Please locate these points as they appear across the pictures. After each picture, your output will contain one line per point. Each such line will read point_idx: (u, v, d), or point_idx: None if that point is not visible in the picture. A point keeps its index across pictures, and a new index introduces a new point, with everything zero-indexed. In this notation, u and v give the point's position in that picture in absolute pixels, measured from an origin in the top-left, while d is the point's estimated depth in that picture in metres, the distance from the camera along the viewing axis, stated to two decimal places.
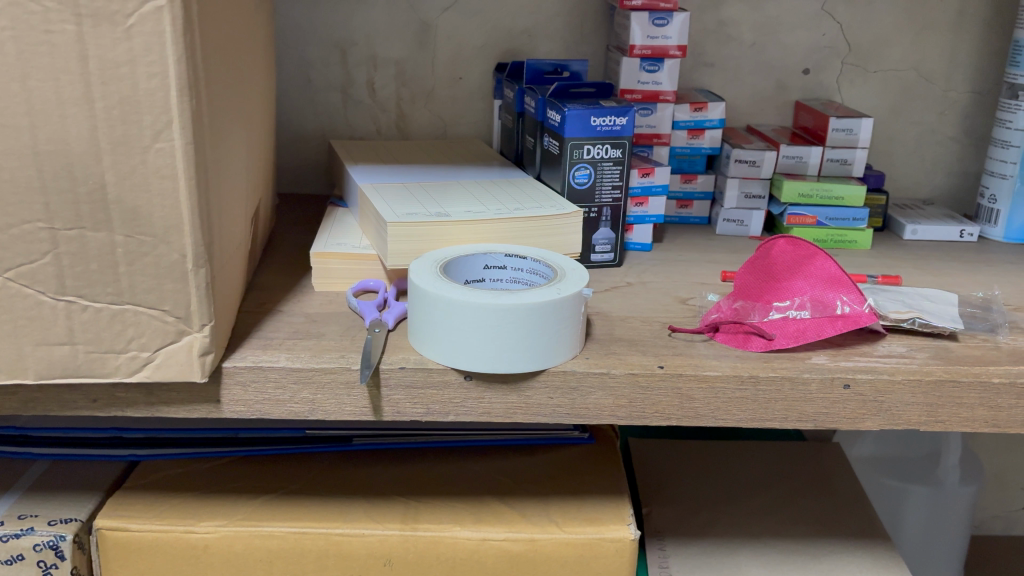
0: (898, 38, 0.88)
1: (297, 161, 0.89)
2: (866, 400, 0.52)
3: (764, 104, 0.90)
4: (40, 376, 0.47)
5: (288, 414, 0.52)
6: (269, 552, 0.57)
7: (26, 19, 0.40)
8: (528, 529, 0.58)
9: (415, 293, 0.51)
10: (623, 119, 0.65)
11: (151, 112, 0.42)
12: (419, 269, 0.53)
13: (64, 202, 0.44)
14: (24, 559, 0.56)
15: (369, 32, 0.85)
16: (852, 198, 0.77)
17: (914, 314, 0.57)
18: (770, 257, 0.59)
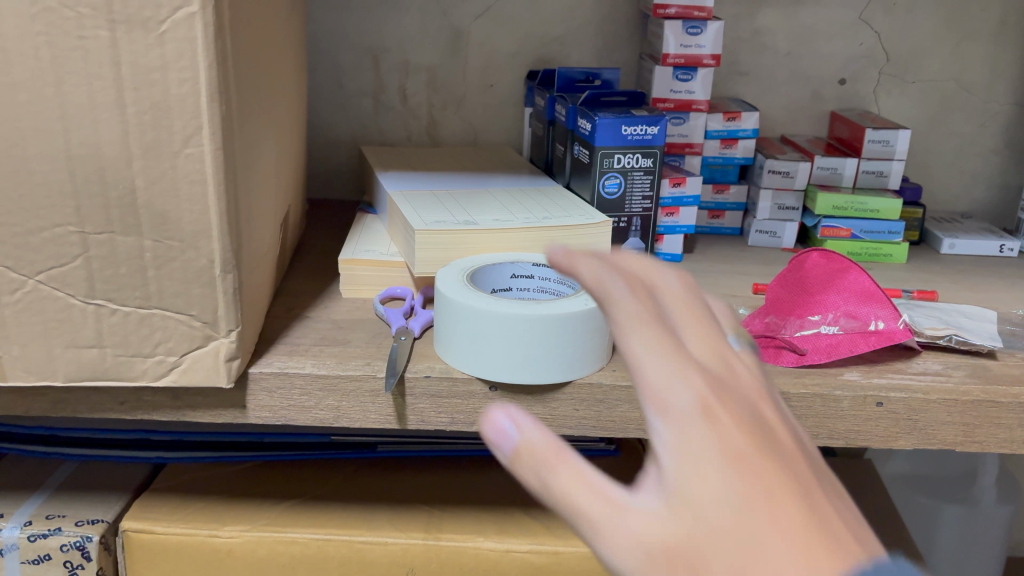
0: (938, 49, 0.86)
1: (329, 166, 0.90)
2: (900, 418, 0.51)
3: (798, 114, 0.89)
4: (68, 378, 0.47)
5: (313, 420, 0.52)
6: (292, 558, 0.57)
7: (60, 24, 0.40)
8: (552, 542, 0.58)
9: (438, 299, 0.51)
10: (655, 128, 0.64)
11: (182, 118, 0.43)
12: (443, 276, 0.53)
13: (96, 205, 0.44)
14: (51, 559, 0.56)
15: (402, 38, 0.85)
16: (888, 211, 0.75)
17: (950, 331, 0.55)
18: (803, 269, 0.59)
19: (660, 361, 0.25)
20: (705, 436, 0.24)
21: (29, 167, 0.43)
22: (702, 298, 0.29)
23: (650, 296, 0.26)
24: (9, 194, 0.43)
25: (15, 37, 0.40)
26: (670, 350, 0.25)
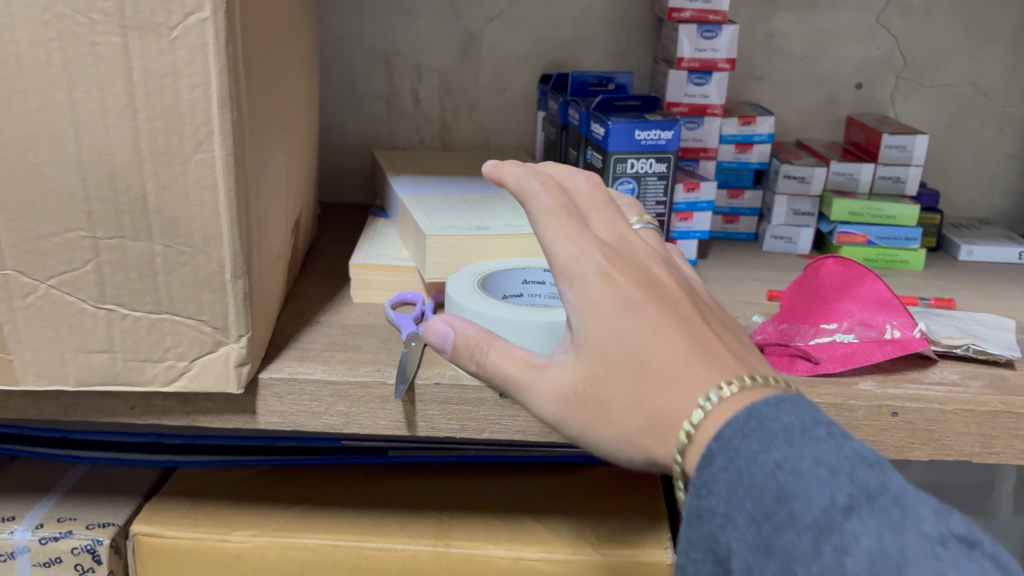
0: (956, 53, 0.85)
1: (342, 170, 0.90)
2: (915, 429, 0.50)
3: (814, 118, 0.88)
4: (79, 382, 0.48)
5: (323, 426, 0.52)
6: (301, 564, 0.57)
7: (72, 30, 0.40)
8: (562, 549, 0.57)
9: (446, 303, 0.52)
10: (669, 133, 0.64)
11: (193, 123, 0.42)
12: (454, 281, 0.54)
13: (107, 210, 0.44)
14: (62, 562, 0.56)
15: (415, 41, 0.85)
16: (905, 218, 0.74)
17: (967, 341, 0.55)
18: (818, 278, 0.58)
19: (572, 241, 0.39)
20: (603, 290, 0.37)
21: (40, 172, 0.43)
22: (604, 192, 0.44)
23: (561, 194, 0.41)
24: (21, 199, 0.43)
25: (27, 43, 0.40)
26: (579, 235, 0.39)
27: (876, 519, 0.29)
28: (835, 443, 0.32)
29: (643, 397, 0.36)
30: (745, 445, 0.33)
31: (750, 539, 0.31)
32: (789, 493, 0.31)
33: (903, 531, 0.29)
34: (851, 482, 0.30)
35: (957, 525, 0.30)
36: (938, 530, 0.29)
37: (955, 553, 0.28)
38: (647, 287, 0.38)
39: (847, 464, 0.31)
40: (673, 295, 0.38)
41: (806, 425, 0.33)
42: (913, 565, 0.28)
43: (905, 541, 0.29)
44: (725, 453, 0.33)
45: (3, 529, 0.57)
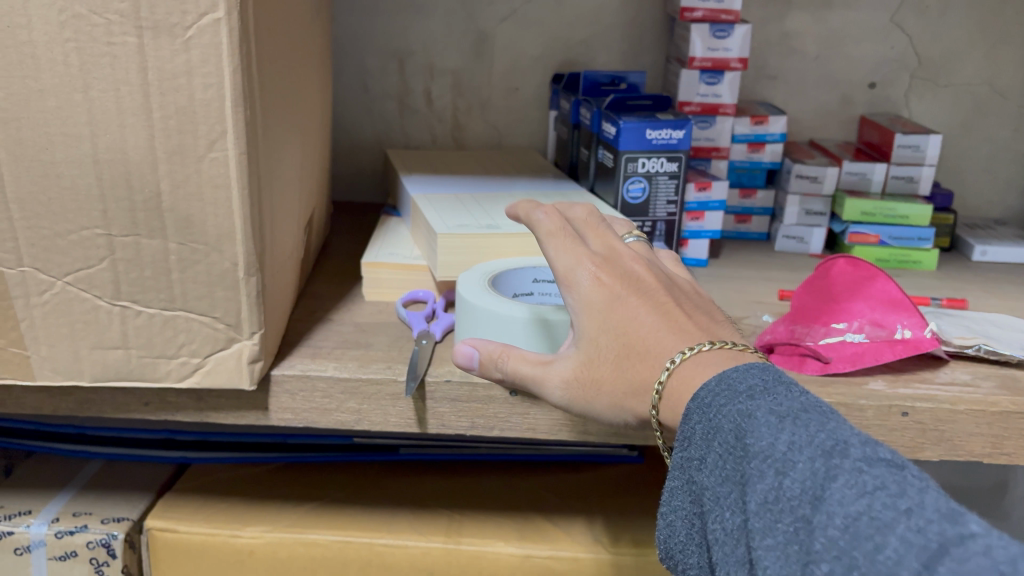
0: (971, 52, 0.85)
1: (355, 169, 0.90)
2: (926, 429, 0.50)
3: (827, 118, 0.88)
4: (95, 378, 0.48)
5: (334, 423, 0.52)
6: (313, 560, 0.58)
7: (89, 31, 0.41)
8: (571, 548, 0.58)
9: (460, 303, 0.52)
10: (680, 132, 0.64)
11: (206, 123, 0.43)
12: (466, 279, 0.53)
13: (122, 209, 0.44)
14: (77, 556, 0.57)
15: (428, 41, 0.85)
16: (918, 218, 0.74)
17: (979, 341, 0.55)
18: (829, 277, 0.58)
19: (567, 253, 0.43)
20: (594, 294, 0.42)
21: (57, 171, 0.43)
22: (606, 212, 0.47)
23: (562, 218, 0.45)
24: (38, 197, 0.44)
25: (44, 43, 0.41)
26: (573, 246, 0.43)
27: (809, 445, 0.31)
28: (794, 396, 0.35)
29: (627, 371, 0.41)
30: (711, 399, 0.36)
31: (714, 477, 0.35)
32: (741, 431, 0.34)
33: (831, 453, 0.31)
34: (797, 421, 0.33)
35: (893, 456, 0.31)
36: (868, 456, 0.31)
37: (877, 471, 0.30)
38: (630, 281, 0.42)
39: (799, 408, 0.34)
40: (655, 285, 0.42)
41: (771, 385, 0.35)
42: (832, 478, 0.30)
43: (830, 460, 0.31)
44: (694, 410, 0.37)
45: (19, 522, 0.58)
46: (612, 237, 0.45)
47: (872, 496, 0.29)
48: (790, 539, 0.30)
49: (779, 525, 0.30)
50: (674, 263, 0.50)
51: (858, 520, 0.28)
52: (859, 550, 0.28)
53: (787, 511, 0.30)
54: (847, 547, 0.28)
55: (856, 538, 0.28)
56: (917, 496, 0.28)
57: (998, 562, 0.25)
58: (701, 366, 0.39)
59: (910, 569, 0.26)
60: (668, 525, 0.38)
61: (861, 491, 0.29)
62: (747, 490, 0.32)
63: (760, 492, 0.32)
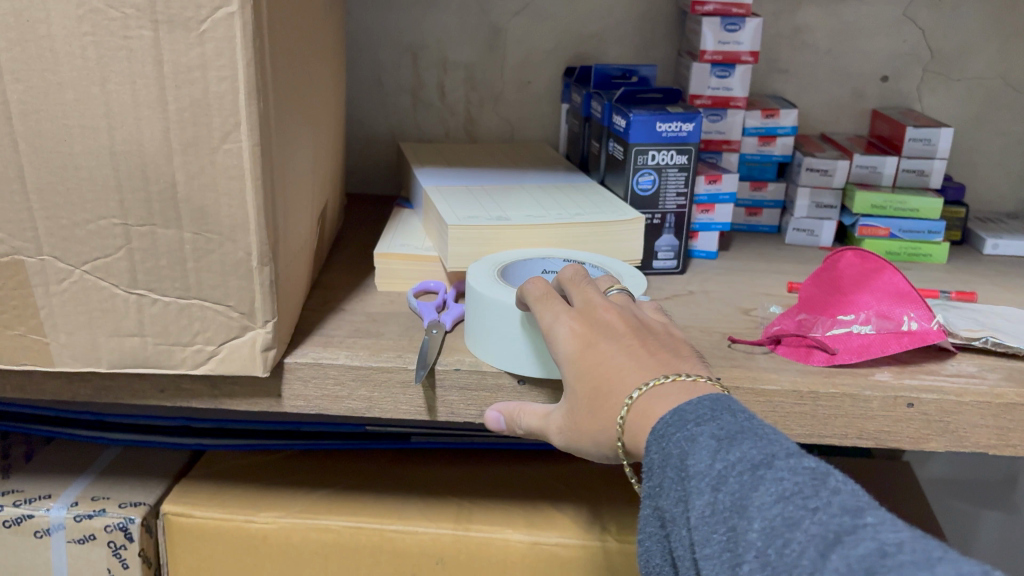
0: (984, 46, 0.85)
1: (368, 162, 0.91)
2: (931, 420, 0.50)
3: (839, 112, 0.88)
4: (112, 365, 0.49)
5: (346, 410, 0.53)
6: (325, 545, 0.59)
7: (106, 25, 0.42)
8: (579, 536, 0.58)
9: (475, 307, 0.52)
10: (690, 125, 0.64)
11: (221, 115, 0.44)
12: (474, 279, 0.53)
13: (138, 199, 0.45)
14: (95, 539, 0.58)
15: (441, 35, 0.86)
16: (928, 211, 0.74)
17: (986, 333, 0.55)
18: (838, 269, 0.58)
19: (547, 311, 0.45)
20: (569, 346, 0.43)
21: (76, 162, 0.44)
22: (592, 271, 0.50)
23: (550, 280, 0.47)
24: (57, 188, 0.45)
25: (64, 37, 0.42)
26: (553, 304, 0.45)
27: (739, 460, 0.33)
28: (736, 418, 0.36)
29: (599, 413, 0.41)
30: (665, 429, 0.37)
31: (664, 499, 0.36)
32: (684, 455, 0.35)
33: (758, 466, 0.33)
34: (733, 441, 0.35)
35: (818, 465, 0.33)
36: (792, 466, 0.33)
37: (797, 478, 0.32)
38: (602, 328, 0.43)
39: (738, 429, 0.35)
40: (625, 330, 0.43)
41: (720, 414, 0.36)
42: (756, 487, 0.32)
43: (757, 472, 0.33)
44: (652, 441, 0.38)
45: (39, 506, 0.59)
46: (591, 289, 0.46)
47: (789, 500, 0.31)
48: (724, 548, 0.32)
49: (715, 537, 0.33)
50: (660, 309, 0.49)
51: (775, 522, 0.31)
52: (774, 549, 0.30)
53: (717, 520, 0.33)
54: (765, 548, 0.31)
55: (771, 538, 0.31)
56: (827, 496, 0.31)
57: (887, 547, 0.28)
58: (658, 401, 0.39)
59: (809, 559, 0.29)
60: (643, 549, 0.39)
61: (780, 496, 0.31)
62: (689, 507, 0.34)
63: (698, 508, 0.34)
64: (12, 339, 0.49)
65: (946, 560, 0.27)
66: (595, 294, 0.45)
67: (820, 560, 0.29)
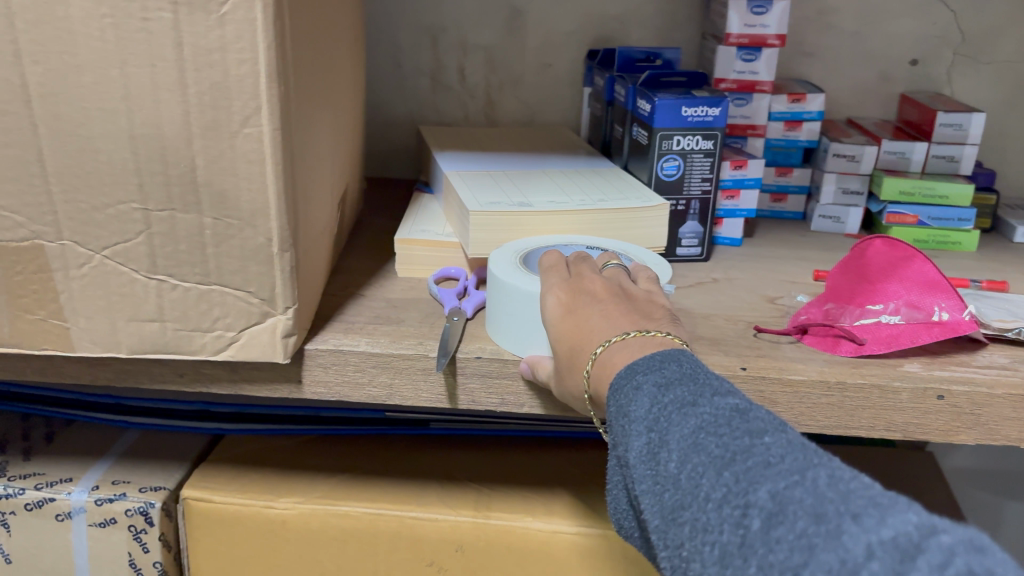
0: (1016, 29, 0.83)
1: (387, 146, 0.91)
2: (962, 412, 0.49)
3: (866, 96, 0.87)
4: (132, 350, 0.49)
5: (366, 398, 0.52)
6: (343, 531, 0.58)
7: (125, 6, 0.41)
8: (600, 525, 0.58)
9: (502, 300, 0.50)
10: (716, 109, 0.63)
11: (240, 98, 0.43)
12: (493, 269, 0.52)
13: (157, 183, 0.45)
14: (116, 523, 0.59)
15: (461, 17, 0.85)
16: (958, 198, 0.72)
17: (1020, 325, 0.54)
18: (865, 257, 0.57)
19: (545, 282, 0.46)
20: (554, 309, 0.44)
21: (94, 145, 0.44)
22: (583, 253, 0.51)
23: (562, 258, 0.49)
24: (76, 172, 0.45)
25: (82, 19, 0.41)
26: (551, 275, 0.47)
27: (670, 401, 0.34)
28: (681, 366, 0.36)
29: (575, 370, 0.42)
30: (618, 383, 0.37)
31: (615, 446, 0.37)
32: (628, 402, 0.36)
33: (683, 404, 0.33)
34: (670, 384, 0.35)
35: (743, 401, 0.33)
36: (715, 402, 0.33)
37: (717, 411, 0.33)
38: (586, 295, 0.44)
39: (678, 375, 0.36)
40: (604, 296, 0.44)
41: (667, 366, 0.36)
42: (678, 421, 0.33)
43: (683, 409, 0.33)
44: (610, 395, 0.38)
45: (61, 489, 0.59)
46: (588, 266, 0.47)
47: (704, 430, 0.32)
48: (649, 482, 0.33)
49: (642, 473, 0.33)
50: (655, 279, 0.48)
51: (688, 450, 0.32)
52: (684, 474, 0.31)
53: (642, 457, 0.33)
54: (678, 476, 0.31)
55: (683, 465, 0.31)
56: (739, 424, 0.32)
57: (771, 459, 0.29)
58: (617, 352, 0.39)
59: (707, 480, 0.30)
60: (611, 498, 0.40)
61: (697, 427, 0.32)
62: (626, 448, 0.35)
63: (632, 448, 0.34)
64: (31, 324, 0.49)
65: (821, 468, 0.29)
66: (587, 267, 0.46)
67: (716, 479, 0.30)
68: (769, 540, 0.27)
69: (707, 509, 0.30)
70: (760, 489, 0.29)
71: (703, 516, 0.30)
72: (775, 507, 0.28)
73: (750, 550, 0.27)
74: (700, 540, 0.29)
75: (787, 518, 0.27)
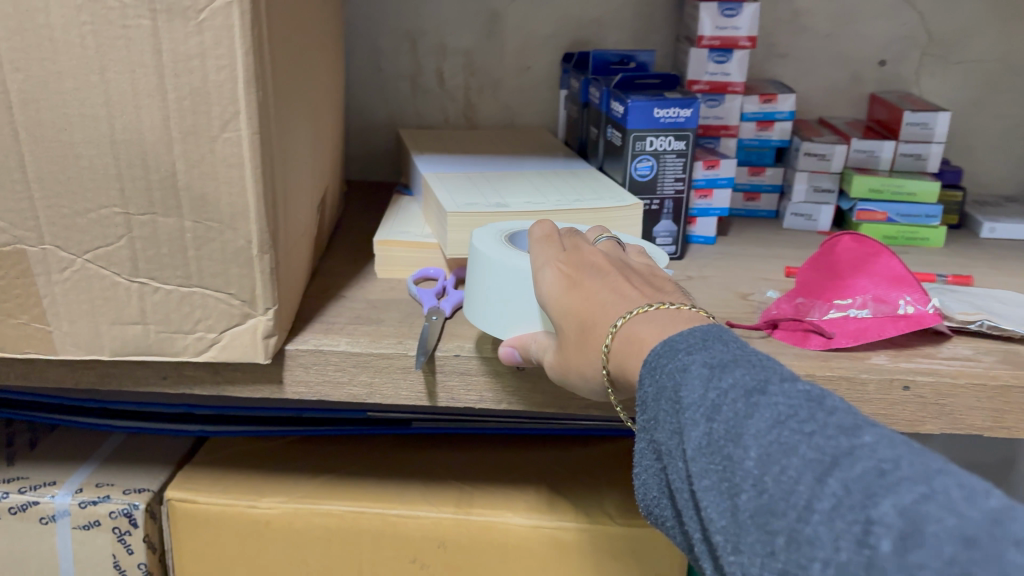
0: (983, 29, 0.84)
1: (368, 149, 0.92)
2: (927, 403, 0.51)
3: (838, 96, 0.88)
4: (114, 352, 0.50)
5: (347, 396, 0.53)
6: (328, 529, 0.59)
7: (105, 14, 0.42)
8: (579, 518, 0.59)
9: (492, 284, 0.49)
10: (687, 111, 0.64)
11: (220, 103, 0.44)
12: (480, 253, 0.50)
13: (138, 188, 0.46)
14: (100, 525, 0.59)
15: (440, 21, 0.86)
16: (926, 195, 0.74)
17: (982, 317, 0.55)
18: (834, 254, 0.58)
19: (541, 254, 0.46)
20: (554, 284, 0.44)
21: (76, 151, 0.45)
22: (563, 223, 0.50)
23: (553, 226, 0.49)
24: (58, 177, 0.45)
25: (62, 26, 0.42)
26: (548, 247, 0.46)
27: (731, 387, 0.33)
28: (727, 348, 0.36)
29: (588, 346, 0.42)
30: (657, 361, 0.37)
31: (661, 431, 0.36)
32: (677, 385, 0.35)
33: (751, 393, 0.32)
34: (726, 368, 0.34)
35: (814, 388, 0.32)
36: (787, 391, 0.32)
37: (792, 401, 0.31)
38: (589, 268, 0.44)
39: (730, 357, 0.35)
40: (610, 269, 0.44)
41: (718, 350, 0.35)
42: (751, 413, 0.32)
43: (752, 398, 0.32)
44: (646, 374, 0.37)
45: (45, 493, 0.60)
46: (581, 238, 0.47)
47: (785, 425, 0.31)
48: (722, 479, 0.31)
49: (712, 468, 0.32)
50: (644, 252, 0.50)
51: (771, 449, 0.30)
52: (771, 477, 0.30)
53: (708, 450, 0.32)
54: (762, 477, 0.30)
55: (767, 465, 0.30)
56: (824, 418, 0.30)
57: (882, 465, 0.28)
58: (641, 325, 0.40)
59: (806, 485, 0.28)
60: (640, 482, 0.40)
61: (775, 421, 0.31)
62: (685, 440, 0.34)
63: (694, 439, 0.33)
64: (15, 328, 0.49)
65: (946, 477, 0.27)
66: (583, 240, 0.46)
67: (817, 486, 0.28)
68: (905, 563, 0.25)
69: (811, 521, 0.28)
70: (882, 503, 0.26)
71: (808, 528, 0.28)
72: (906, 525, 0.26)
73: (880, 571, 0.25)
74: (807, 554, 0.27)
75: (926, 540, 0.25)
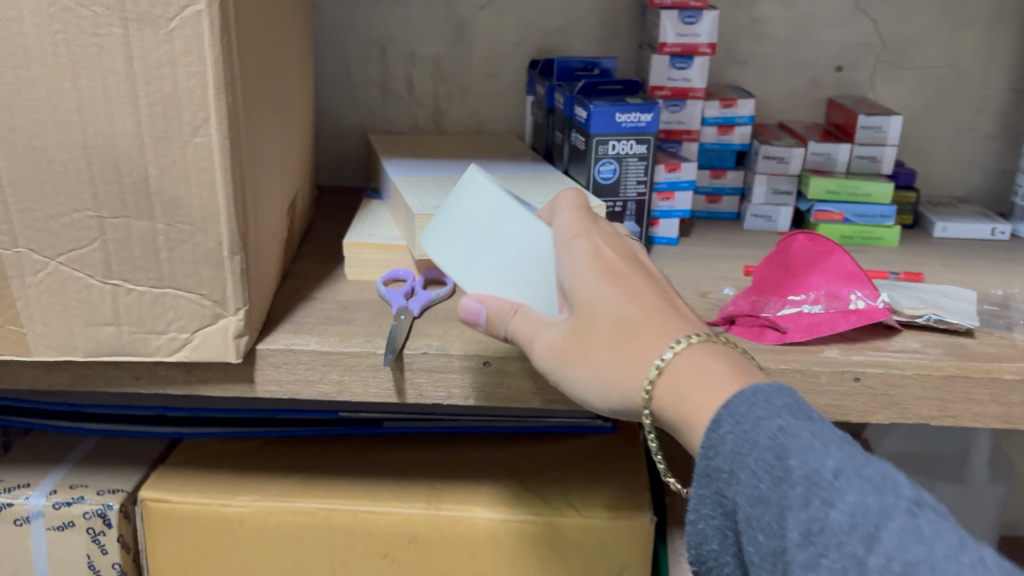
0: (934, 36, 0.87)
1: (338, 155, 0.93)
2: (876, 393, 0.53)
3: (797, 101, 0.91)
4: (88, 353, 0.51)
5: (317, 394, 0.55)
6: (300, 527, 0.61)
7: (77, 23, 0.43)
8: (546, 512, 0.61)
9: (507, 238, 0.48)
10: (648, 115, 0.66)
11: (190, 109, 0.45)
12: (500, 205, 0.49)
13: (111, 192, 0.47)
14: (74, 526, 0.60)
15: (408, 29, 0.87)
16: (880, 195, 0.77)
17: (929, 311, 0.58)
18: (789, 252, 0.60)
19: (582, 224, 0.47)
20: (596, 267, 0.44)
21: (48, 156, 0.46)
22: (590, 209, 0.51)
23: (584, 205, 0.50)
24: (31, 181, 0.46)
25: (35, 35, 0.43)
26: (585, 221, 0.48)
27: (857, 480, 0.33)
28: (830, 430, 0.36)
29: (626, 348, 0.41)
30: (743, 412, 0.37)
31: (743, 491, 0.36)
32: (782, 455, 0.35)
33: (882, 492, 0.33)
34: (842, 453, 0.35)
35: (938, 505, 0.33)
36: (917, 498, 0.33)
37: (929, 518, 0.32)
38: (632, 264, 0.45)
39: (838, 441, 0.35)
40: (654, 279, 0.45)
41: (825, 429, 0.36)
42: (886, 520, 0.32)
43: (882, 499, 0.33)
44: (722, 416, 0.38)
45: (19, 495, 0.61)
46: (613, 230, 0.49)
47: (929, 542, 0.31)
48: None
49: (830, 561, 0.33)
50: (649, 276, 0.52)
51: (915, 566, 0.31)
52: None
53: (832, 545, 0.33)
54: None
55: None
56: (974, 549, 0.31)
57: None
58: (706, 352, 0.40)
59: None
60: (694, 531, 0.40)
61: (916, 535, 0.31)
62: (791, 518, 0.34)
63: (805, 523, 0.34)
64: None
65: None
66: (622, 232, 0.48)
67: None
68: None
69: None
70: None
71: None
72: None
73: None
74: None
75: None
